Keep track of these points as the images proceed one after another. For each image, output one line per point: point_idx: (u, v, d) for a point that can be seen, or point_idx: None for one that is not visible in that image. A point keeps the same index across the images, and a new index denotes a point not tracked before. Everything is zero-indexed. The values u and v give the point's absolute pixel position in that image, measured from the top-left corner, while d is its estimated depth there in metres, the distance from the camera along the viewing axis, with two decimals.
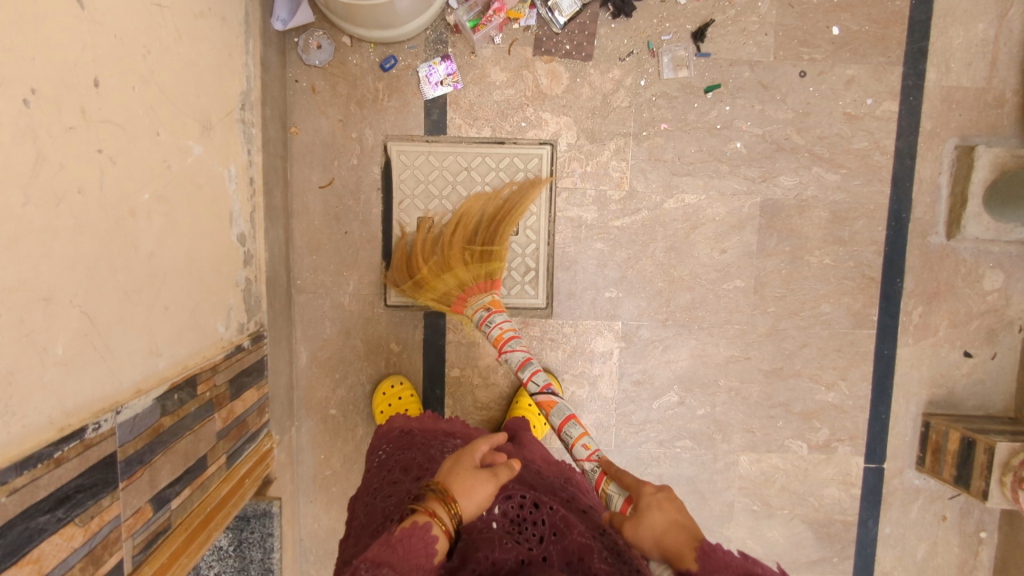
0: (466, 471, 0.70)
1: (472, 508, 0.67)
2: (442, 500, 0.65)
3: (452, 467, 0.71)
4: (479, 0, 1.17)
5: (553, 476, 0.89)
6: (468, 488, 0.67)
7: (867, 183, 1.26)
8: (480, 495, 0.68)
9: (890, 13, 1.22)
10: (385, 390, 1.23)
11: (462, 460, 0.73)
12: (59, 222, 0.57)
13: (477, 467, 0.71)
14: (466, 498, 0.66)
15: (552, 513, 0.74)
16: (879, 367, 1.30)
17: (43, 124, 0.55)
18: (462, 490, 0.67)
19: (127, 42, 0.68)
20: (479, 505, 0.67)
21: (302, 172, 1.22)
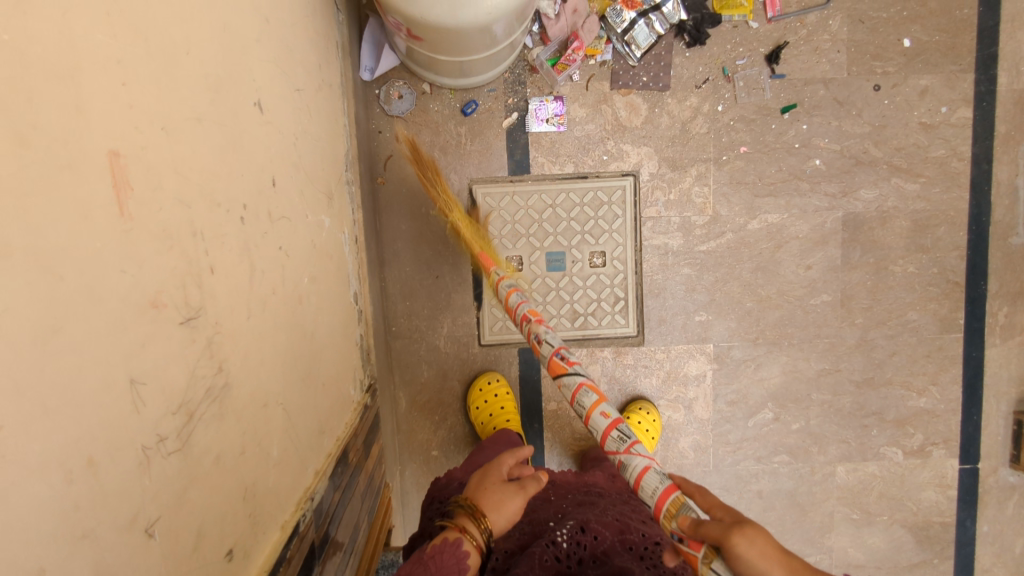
0: (495, 483, 0.70)
1: (503, 522, 0.67)
2: (471, 515, 0.66)
3: (481, 479, 0.71)
4: (557, 39, 1.19)
5: (613, 496, 0.86)
6: (496, 501, 0.67)
7: (946, 190, 1.27)
8: (510, 509, 0.68)
9: (959, 22, 1.24)
10: (481, 387, 1.24)
11: (490, 470, 0.72)
12: (264, 325, 0.59)
13: (505, 480, 0.70)
14: (494, 513, 0.66)
15: (598, 540, 0.70)
16: (968, 370, 1.31)
17: (252, 235, 0.56)
18: (489, 505, 0.67)
19: (285, 134, 0.70)
20: (509, 518, 0.67)
21: (391, 220, 1.24)
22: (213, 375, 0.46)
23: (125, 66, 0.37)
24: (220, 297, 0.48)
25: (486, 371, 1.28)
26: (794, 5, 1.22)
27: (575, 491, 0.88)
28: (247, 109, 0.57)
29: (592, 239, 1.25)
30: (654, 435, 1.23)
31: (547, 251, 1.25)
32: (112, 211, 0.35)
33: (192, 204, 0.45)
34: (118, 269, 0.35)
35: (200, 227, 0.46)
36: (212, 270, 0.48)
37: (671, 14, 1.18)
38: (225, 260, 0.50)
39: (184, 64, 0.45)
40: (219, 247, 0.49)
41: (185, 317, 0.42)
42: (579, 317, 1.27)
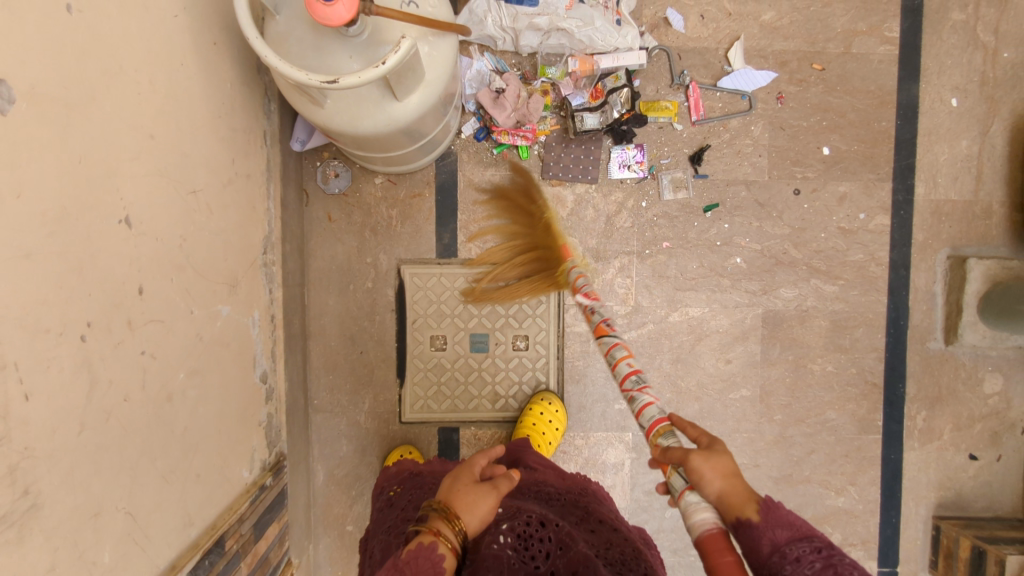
0: (465, 486, 0.73)
1: (475, 522, 0.70)
2: (445, 518, 0.68)
3: (453, 483, 0.74)
4: (506, 125, 1.23)
5: (562, 494, 0.89)
6: (467, 504, 0.70)
7: (864, 293, 1.30)
8: (483, 508, 0.72)
9: (877, 133, 1.29)
10: (394, 457, 1.23)
11: (462, 474, 0.76)
12: (106, 435, 0.61)
13: (476, 481, 0.74)
14: (468, 513, 0.69)
15: (558, 530, 0.74)
16: (887, 472, 1.32)
17: (97, 350, 0.59)
18: (462, 505, 0.70)
19: (167, 238, 0.73)
20: (481, 518, 0.70)
21: (319, 295, 1.27)
22: (12, 502, 0.48)
23: None
24: (35, 421, 0.51)
25: (398, 444, 1.28)
26: (718, 110, 1.27)
27: (531, 492, 0.89)
28: (107, 227, 0.61)
29: (516, 322, 1.28)
30: (555, 425, 1.22)
31: (471, 332, 1.28)
32: None
33: (4, 339, 0.48)
34: None
35: (12, 357, 0.48)
36: (29, 396, 0.50)
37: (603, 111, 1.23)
38: (48, 383, 0.52)
39: (9, 206, 0.48)
40: (42, 370, 0.52)
41: None
42: (500, 399, 1.29)
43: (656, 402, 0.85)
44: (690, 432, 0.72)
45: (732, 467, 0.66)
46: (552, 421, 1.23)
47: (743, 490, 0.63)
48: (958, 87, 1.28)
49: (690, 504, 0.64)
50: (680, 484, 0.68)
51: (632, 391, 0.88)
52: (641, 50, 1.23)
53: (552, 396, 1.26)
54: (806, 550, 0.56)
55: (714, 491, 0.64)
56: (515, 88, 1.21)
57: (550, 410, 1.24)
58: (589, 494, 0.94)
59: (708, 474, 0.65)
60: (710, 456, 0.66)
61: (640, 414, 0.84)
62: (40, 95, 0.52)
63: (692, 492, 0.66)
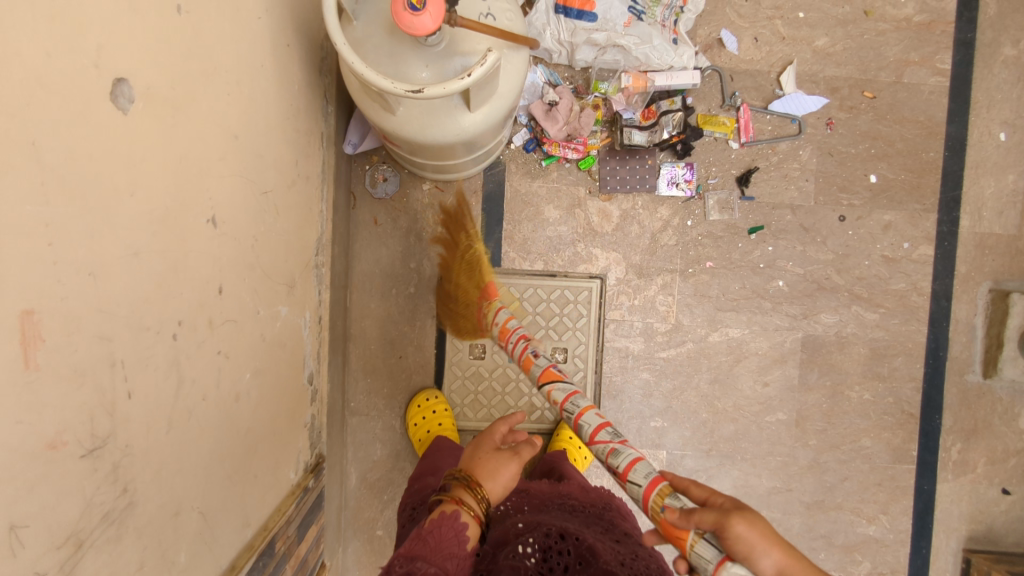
0: (487, 453, 0.74)
1: (498, 489, 0.71)
2: (467, 487, 0.69)
3: (475, 450, 0.75)
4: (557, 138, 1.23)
5: (587, 508, 0.87)
6: (491, 470, 0.71)
7: (905, 322, 1.30)
8: (506, 475, 0.72)
9: (925, 163, 1.29)
10: (419, 403, 1.24)
11: (483, 440, 0.77)
12: (188, 434, 0.61)
13: (498, 448, 0.75)
14: (490, 480, 0.70)
15: (580, 543, 0.71)
16: (919, 502, 1.32)
17: (185, 349, 0.59)
18: (485, 473, 0.71)
19: (242, 239, 0.73)
20: (504, 485, 0.71)
21: (361, 298, 1.27)
22: (113, 500, 0.48)
23: (55, 228, 0.41)
24: (134, 419, 0.51)
25: (425, 388, 1.28)
26: (767, 133, 1.27)
27: (552, 503, 0.87)
28: (197, 228, 0.61)
29: (556, 335, 1.28)
30: None
31: None
32: (14, 366, 0.37)
33: (115, 338, 0.48)
34: (13, 422, 0.37)
35: (119, 356, 0.48)
36: (130, 395, 0.50)
37: (656, 128, 1.23)
38: (146, 382, 0.52)
39: (125, 205, 0.49)
40: (142, 369, 0.52)
41: (87, 449, 0.45)
42: (535, 411, 1.29)
43: (645, 458, 0.79)
44: (701, 493, 0.65)
45: (773, 531, 0.58)
46: None
47: (801, 563, 0.57)
48: (1008, 122, 1.28)
49: None
50: (711, 553, 0.59)
51: (601, 441, 0.85)
52: (696, 70, 1.23)
53: None
54: None
55: (772, 566, 0.56)
56: (568, 101, 1.21)
57: None
58: (615, 507, 0.92)
59: (755, 542, 0.56)
60: (751, 520, 0.57)
61: (630, 472, 0.76)
62: (154, 95, 0.52)
63: (735, 563, 0.57)
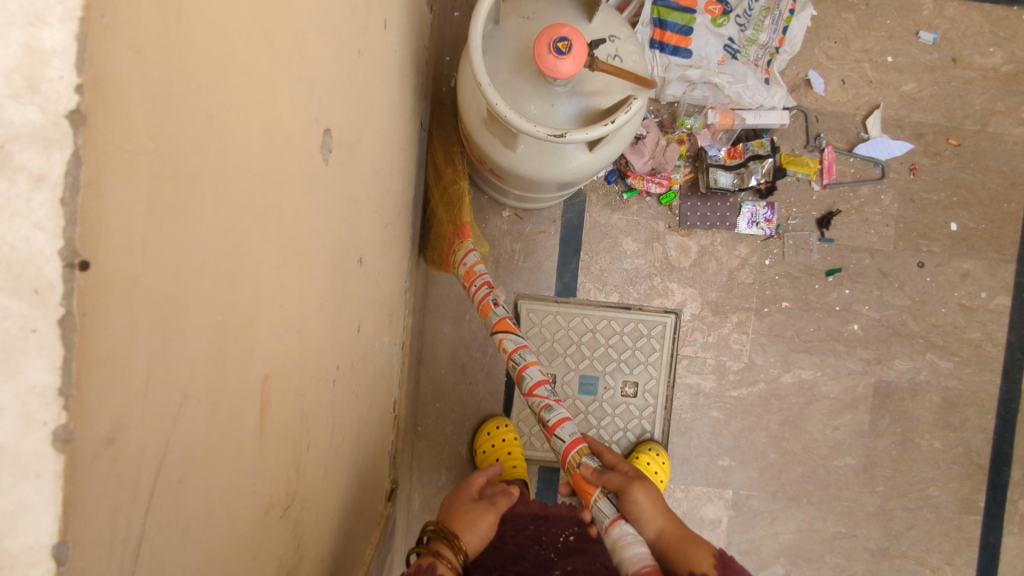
0: (464, 506, 0.80)
1: (475, 539, 0.76)
2: (446, 540, 0.74)
3: (452, 504, 0.81)
4: (641, 169, 1.23)
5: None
6: (465, 524, 0.76)
7: (978, 371, 1.29)
8: (482, 525, 0.78)
9: (1006, 213, 1.28)
10: (490, 431, 1.23)
11: (460, 494, 0.83)
12: (332, 479, 0.60)
13: (474, 500, 0.81)
14: (467, 531, 0.76)
15: None
16: (985, 554, 1.31)
17: (338, 394, 0.58)
18: (463, 524, 0.76)
19: (372, 275, 0.72)
20: (481, 535, 0.77)
21: (434, 322, 1.26)
22: (290, 558, 0.47)
23: (284, 287, 0.40)
24: (308, 472, 0.50)
25: (494, 416, 1.26)
26: (849, 176, 1.27)
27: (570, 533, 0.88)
28: (353, 269, 0.60)
29: (627, 368, 1.27)
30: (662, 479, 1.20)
31: (582, 373, 1.27)
32: (254, 433, 0.36)
33: (306, 392, 0.47)
34: (250, 491, 0.36)
35: (307, 410, 0.47)
36: (308, 447, 0.49)
37: (751, 166, 1.24)
38: (318, 432, 0.51)
39: (320, 255, 0.48)
40: (317, 419, 0.50)
41: (285, 508, 0.44)
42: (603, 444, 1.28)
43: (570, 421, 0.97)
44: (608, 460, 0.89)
45: (663, 506, 0.78)
46: (660, 474, 1.20)
47: (675, 529, 0.75)
48: None
49: (627, 533, 0.74)
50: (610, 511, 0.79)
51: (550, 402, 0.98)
52: (785, 109, 1.23)
53: (660, 447, 1.24)
54: None
55: (654, 530, 0.75)
56: (654, 134, 1.22)
57: (657, 462, 1.22)
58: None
59: (645, 507, 0.77)
60: (647, 489, 0.79)
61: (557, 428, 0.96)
62: (341, 141, 0.51)
63: (625, 523, 0.76)
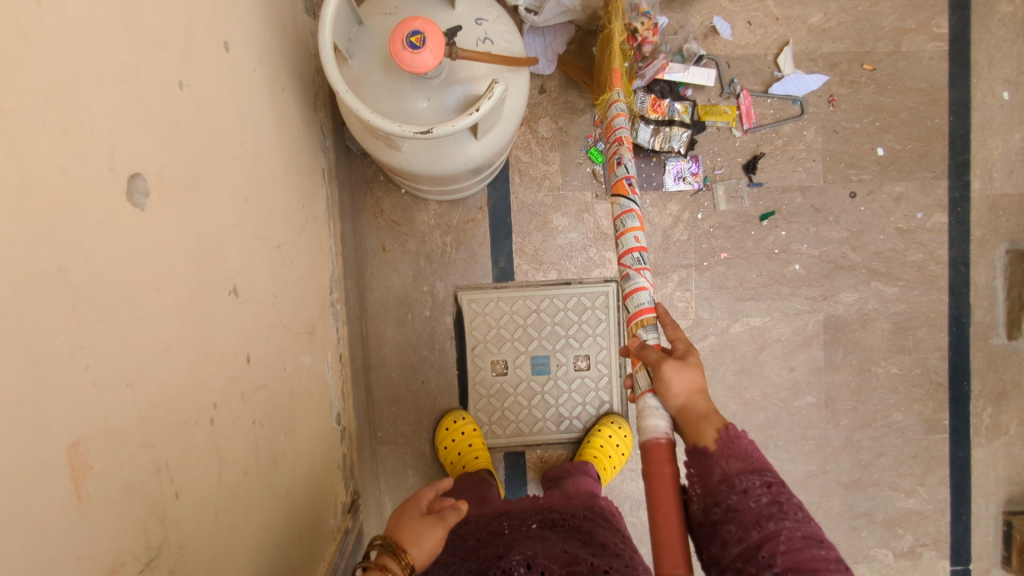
0: (412, 519, 0.73)
1: (424, 554, 0.70)
2: (391, 553, 0.68)
3: (399, 518, 0.74)
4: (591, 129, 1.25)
5: (567, 520, 0.89)
6: (413, 535, 0.70)
7: (925, 292, 1.29)
8: (431, 541, 0.71)
9: (931, 130, 1.27)
10: (448, 426, 1.23)
11: (408, 509, 0.76)
12: (235, 515, 0.60)
13: (423, 514, 0.74)
14: (415, 546, 0.69)
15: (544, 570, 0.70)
16: (955, 470, 1.32)
17: (223, 431, 0.58)
18: (410, 539, 0.70)
19: (262, 300, 0.72)
20: (429, 551, 0.70)
21: (377, 327, 1.25)
22: None
23: (91, 348, 0.39)
24: (185, 517, 0.50)
25: (452, 410, 1.26)
26: (769, 117, 1.26)
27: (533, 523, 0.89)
28: (220, 302, 0.60)
29: (577, 342, 1.27)
30: (624, 450, 1.23)
31: (532, 354, 1.27)
32: (67, 502, 0.37)
33: (159, 442, 0.47)
34: (70, 559, 0.37)
35: (165, 459, 0.47)
36: (177, 495, 0.49)
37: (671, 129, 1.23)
38: (191, 476, 0.51)
39: (153, 302, 0.47)
40: (186, 465, 0.51)
41: (144, 562, 0.44)
42: (564, 421, 1.28)
43: (645, 288, 0.88)
44: (670, 334, 0.75)
45: (699, 382, 0.67)
46: (622, 447, 1.23)
47: (705, 407, 0.66)
48: (1010, 80, 1.26)
49: (650, 407, 0.69)
50: (648, 383, 0.72)
51: (630, 270, 0.91)
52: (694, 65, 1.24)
53: (622, 420, 1.25)
54: (754, 484, 0.59)
55: (677, 405, 0.67)
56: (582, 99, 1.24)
57: (618, 435, 1.24)
58: (595, 512, 0.93)
59: (673, 376, 0.68)
60: (681, 368, 0.68)
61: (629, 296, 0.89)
62: (166, 181, 0.51)
63: (655, 397, 0.69)
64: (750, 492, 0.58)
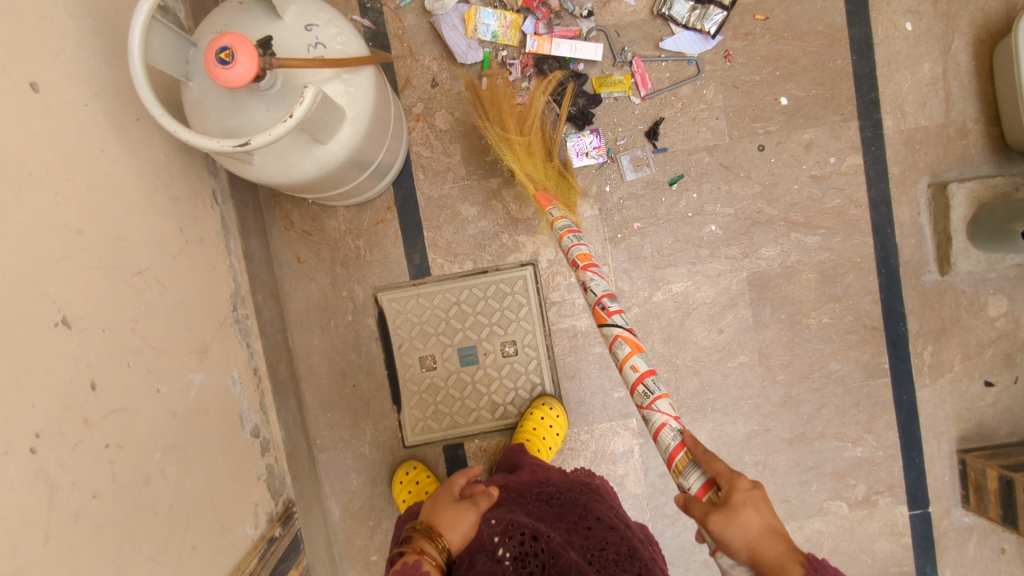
0: (445, 505, 0.75)
1: (460, 539, 0.71)
2: (428, 537, 0.70)
3: (433, 505, 0.76)
4: None
5: (562, 495, 0.89)
6: (448, 521, 0.72)
7: (848, 237, 1.27)
8: (464, 525, 0.73)
9: (834, 73, 1.25)
10: (401, 479, 1.22)
11: (441, 496, 0.78)
12: (80, 536, 0.63)
13: (456, 501, 0.76)
14: (450, 530, 0.71)
15: (551, 539, 0.72)
16: (901, 413, 1.30)
17: (51, 458, 0.61)
18: (445, 523, 0.72)
19: (115, 327, 0.74)
20: (464, 535, 0.72)
21: (302, 337, 1.27)
22: None
23: None
24: None
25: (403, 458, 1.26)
26: (666, 81, 1.25)
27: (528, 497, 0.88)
28: (42, 335, 0.62)
29: (501, 329, 1.27)
30: (559, 429, 1.21)
31: (458, 347, 1.27)
32: None
33: None
34: None
35: None
36: None
37: (708, 9, 1.22)
38: None
39: None
40: None
41: None
42: (499, 408, 1.29)
43: (669, 424, 0.82)
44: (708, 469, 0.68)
45: (757, 523, 0.61)
46: (556, 426, 1.21)
47: (773, 552, 0.59)
48: (911, 11, 1.24)
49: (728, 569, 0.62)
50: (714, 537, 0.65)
51: (645, 409, 0.86)
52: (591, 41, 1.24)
53: (554, 401, 1.24)
54: None
55: (745, 552, 0.61)
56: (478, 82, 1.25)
57: (551, 415, 1.23)
58: (591, 488, 0.94)
59: (730, 536, 0.61)
60: (729, 517, 0.62)
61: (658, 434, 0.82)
62: None
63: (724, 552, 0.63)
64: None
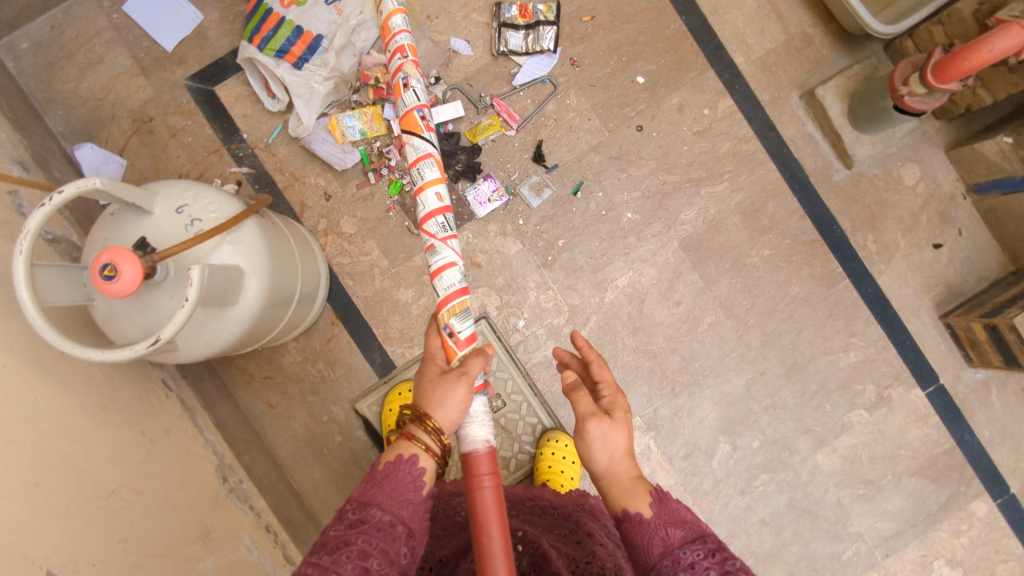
0: (438, 381, 0.71)
1: (455, 416, 0.68)
2: (419, 420, 0.67)
3: (428, 378, 0.72)
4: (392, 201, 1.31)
5: (556, 510, 0.88)
6: (440, 397, 0.68)
7: (752, 172, 1.32)
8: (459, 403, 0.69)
9: (673, 37, 1.32)
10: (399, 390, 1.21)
11: (437, 373, 0.74)
12: None
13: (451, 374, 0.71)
14: (442, 409, 0.67)
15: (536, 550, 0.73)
16: (874, 305, 1.32)
17: None
18: (435, 402, 0.68)
19: (106, 555, 0.76)
20: (461, 413, 0.68)
21: (303, 475, 1.29)
22: None
23: None
24: None
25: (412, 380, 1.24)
26: (530, 106, 1.31)
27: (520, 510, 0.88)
28: None
29: None
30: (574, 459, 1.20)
31: None
32: None
33: None
34: None
35: None
36: None
37: (540, 30, 1.28)
38: None
39: None
40: None
41: None
42: (511, 461, 1.27)
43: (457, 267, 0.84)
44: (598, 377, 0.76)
45: (628, 450, 0.72)
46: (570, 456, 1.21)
47: (626, 476, 0.70)
48: None
49: None
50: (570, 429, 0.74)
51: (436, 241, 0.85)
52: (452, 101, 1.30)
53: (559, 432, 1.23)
54: (698, 555, 0.61)
55: (601, 464, 0.71)
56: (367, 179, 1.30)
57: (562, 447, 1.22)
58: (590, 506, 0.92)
59: (599, 439, 0.70)
60: (613, 430, 0.71)
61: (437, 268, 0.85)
62: None
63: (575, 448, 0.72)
64: (696, 566, 0.60)
